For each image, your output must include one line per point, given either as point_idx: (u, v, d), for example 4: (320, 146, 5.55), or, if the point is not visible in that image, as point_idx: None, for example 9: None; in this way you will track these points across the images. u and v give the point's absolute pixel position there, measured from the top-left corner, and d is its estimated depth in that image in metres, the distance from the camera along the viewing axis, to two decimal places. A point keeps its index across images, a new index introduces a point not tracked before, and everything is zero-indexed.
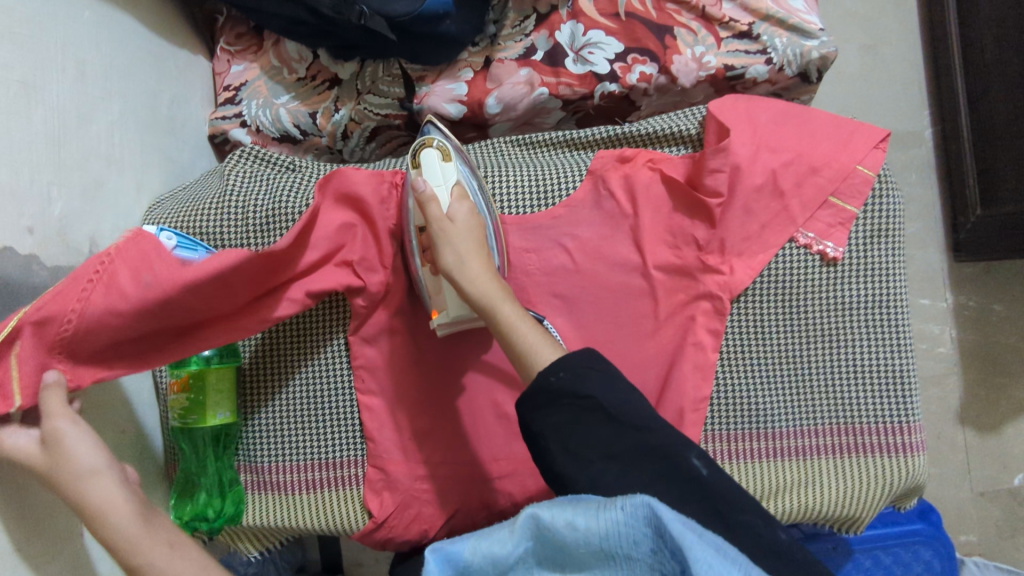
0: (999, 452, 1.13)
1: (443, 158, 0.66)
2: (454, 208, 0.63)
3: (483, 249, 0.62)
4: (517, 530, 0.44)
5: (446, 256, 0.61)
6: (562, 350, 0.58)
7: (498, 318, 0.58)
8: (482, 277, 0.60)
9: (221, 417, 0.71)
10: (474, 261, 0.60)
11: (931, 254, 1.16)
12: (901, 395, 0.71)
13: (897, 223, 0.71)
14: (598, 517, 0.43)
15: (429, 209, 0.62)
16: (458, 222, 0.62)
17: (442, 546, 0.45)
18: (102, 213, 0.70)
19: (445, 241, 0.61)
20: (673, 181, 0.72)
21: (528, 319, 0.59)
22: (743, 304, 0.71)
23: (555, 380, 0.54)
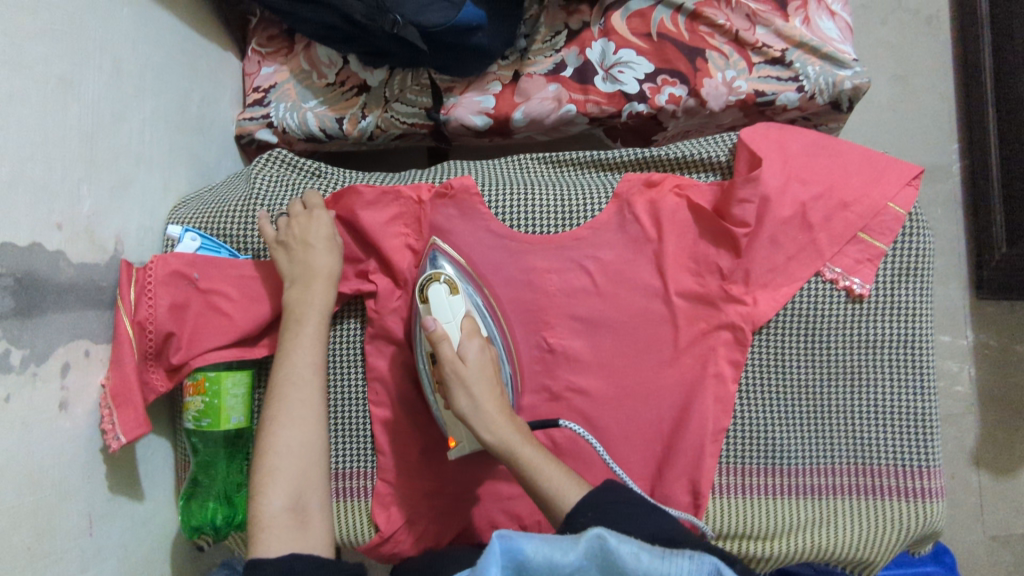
0: (1015, 496, 1.11)
1: (450, 290, 0.63)
2: (465, 347, 0.58)
3: (500, 390, 0.59)
4: (583, 545, 0.43)
5: (460, 399, 0.57)
6: (586, 488, 0.56)
7: (521, 462, 0.56)
8: (501, 422, 0.57)
9: (235, 422, 0.71)
10: (492, 402, 0.57)
11: (953, 291, 1.14)
12: (923, 439, 0.70)
13: (927, 263, 0.70)
14: (665, 559, 0.43)
15: (440, 349, 0.57)
16: (470, 363, 0.57)
17: (506, 536, 0.43)
18: (129, 210, 0.71)
19: (457, 383, 0.57)
20: (700, 209, 0.71)
21: (552, 462, 0.57)
22: (764, 337, 0.70)
23: (584, 521, 0.51)
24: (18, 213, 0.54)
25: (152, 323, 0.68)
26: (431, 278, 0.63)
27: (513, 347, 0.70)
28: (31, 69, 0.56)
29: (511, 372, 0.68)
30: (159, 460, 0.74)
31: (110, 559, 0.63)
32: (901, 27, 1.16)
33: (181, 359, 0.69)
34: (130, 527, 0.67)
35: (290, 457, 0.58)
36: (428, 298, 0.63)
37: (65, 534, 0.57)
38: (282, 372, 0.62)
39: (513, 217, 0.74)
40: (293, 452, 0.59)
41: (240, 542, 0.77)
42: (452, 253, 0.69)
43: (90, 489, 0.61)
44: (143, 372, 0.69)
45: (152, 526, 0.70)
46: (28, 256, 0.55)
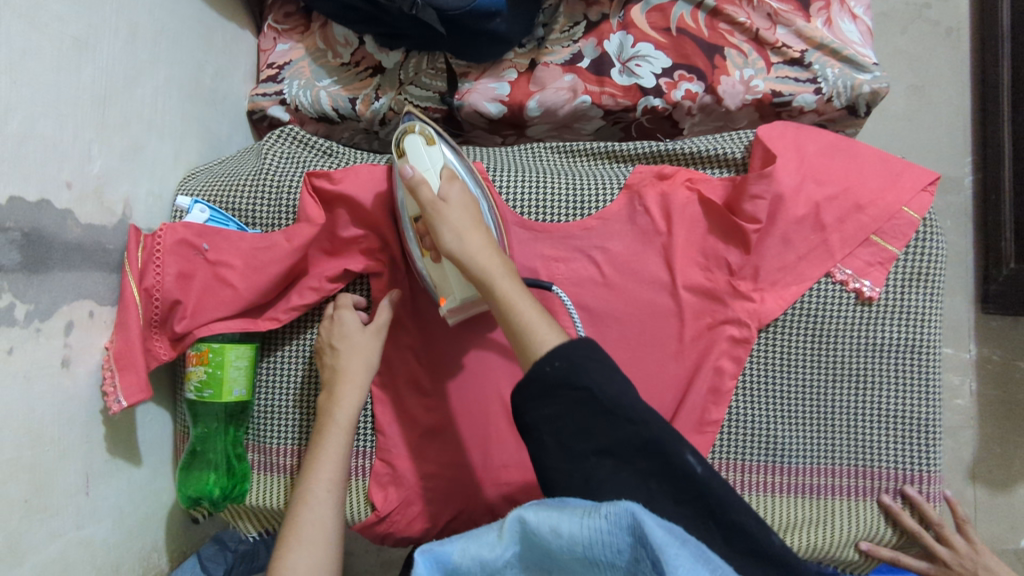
0: (1009, 511, 1.11)
1: (427, 142, 0.64)
2: (446, 190, 0.61)
3: (481, 228, 0.61)
4: (506, 534, 0.45)
5: (444, 237, 0.59)
6: (565, 335, 0.56)
7: (497, 293, 0.57)
8: (483, 252, 0.58)
9: (236, 394, 0.70)
10: (472, 236, 0.59)
11: (959, 304, 1.13)
12: (926, 445, 0.69)
13: (939, 268, 0.69)
14: (582, 522, 0.42)
15: (419, 193, 0.60)
16: (450, 203, 0.60)
17: (431, 549, 0.46)
18: (138, 177, 0.70)
19: (440, 222, 0.60)
20: (712, 204, 0.71)
21: (528, 298, 0.57)
22: (770, 335, 0.70)
23: (551, 369, 0.52)
24: (28, 168, 0.54)
25: (160, 291, 0.67)
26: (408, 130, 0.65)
27: (502, 222, 0.71)
28: (47, 26, 0.56)
29: (499, 232, 0.68)
30: (158, 430, 0.73)
31: (104, 523, 0.63)
32: (921, 36, 1.15)
33: (184, 327, 0.68)
34: (126, 493, 0.67)
35: (306, 538, 0.59)
36: (406, 151, 0.64)
37: (62, 494, 0.57)
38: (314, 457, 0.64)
39: (524, 203, 0.73)
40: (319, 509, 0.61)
41: (235, 515, 0.77)
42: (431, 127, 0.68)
43: (88, 450, 0.61)
44: (147, 339, 0.68)
45: (147, 494, 0.70)
46: (37, 213, 0.55)
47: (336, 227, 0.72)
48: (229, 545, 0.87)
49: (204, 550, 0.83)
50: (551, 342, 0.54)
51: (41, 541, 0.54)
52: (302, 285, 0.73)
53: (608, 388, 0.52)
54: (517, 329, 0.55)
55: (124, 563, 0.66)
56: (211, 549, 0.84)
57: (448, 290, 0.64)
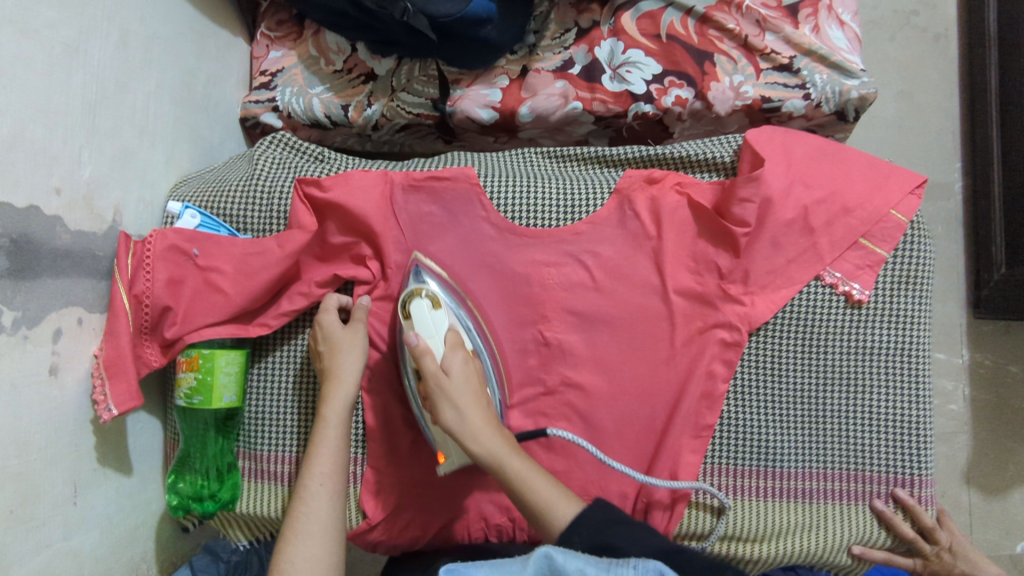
0: (1003, 516, 1.11)
1: (432, 304, 0.63)
2: (450, 359, 0.59)
3: (486, 403, 0.60)
4: (530, 565, 0.44)
5: (444, 413, 0.58)
6: (579, 506, 0.56)
7: (508, 474, 0.56)
8: (484, 431, 0.57)
9: (227, 401, 0.70)
10: (474, 407, 0.58)
11: (951, 309, 1.14)
12: (916, 447, 0.69)
13: (927, 271, 0.70)
14: (608, 573, 0.43)
15: (424, 363, 0.59)
16: (453, 374, 0.59)
17: (456, 568, 0.46)
18: (129, 182, 0.70)
19: (441, 394, 0.58)
20: (701, 208, 0.71)
21: (541, 475, 0.57)
22: (759, 338, 0.70)
23: (576, 538, 0.52)
24: (17, 174, 0.54)
25: (149, 297, 0.67)
26: (413, 292, 0.64)
27: (501, 364, 0.70)
28: (37, 32, 0.56)
29: (499, 386, 0.67)
30: (148, 437, 0.73)
31: (92, 532, 0.62)
32: (909, 44, 1.16)
33: (174, 334, 0.68)
34: (115, 502, 0.66)
35: (306, 531, 0.57)
36: (410, 314, 0.63)
37: (49, 503, 0.56)
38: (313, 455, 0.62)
39: (514, 209, 0.73)
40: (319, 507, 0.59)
41: (225, 523, 0.77)
42: (434, 267, 0.69)
43: (76, 459, 0.60)
44: (137, 346, 0.68)
45: (136, 503, 0.70)
46: (25, 219, 0.54)
47: (327, 233, 0.73)
48: (222, 556, 0.83)
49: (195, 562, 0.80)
50: (568, 514, 0.55)
51: (28, 551, 0.54)
52: (292, 290, 0.73)
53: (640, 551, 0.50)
54: (532, 505, 0.55)
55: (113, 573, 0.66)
56: (202, 560, 0.81)
57: (452, 452, 0.64)
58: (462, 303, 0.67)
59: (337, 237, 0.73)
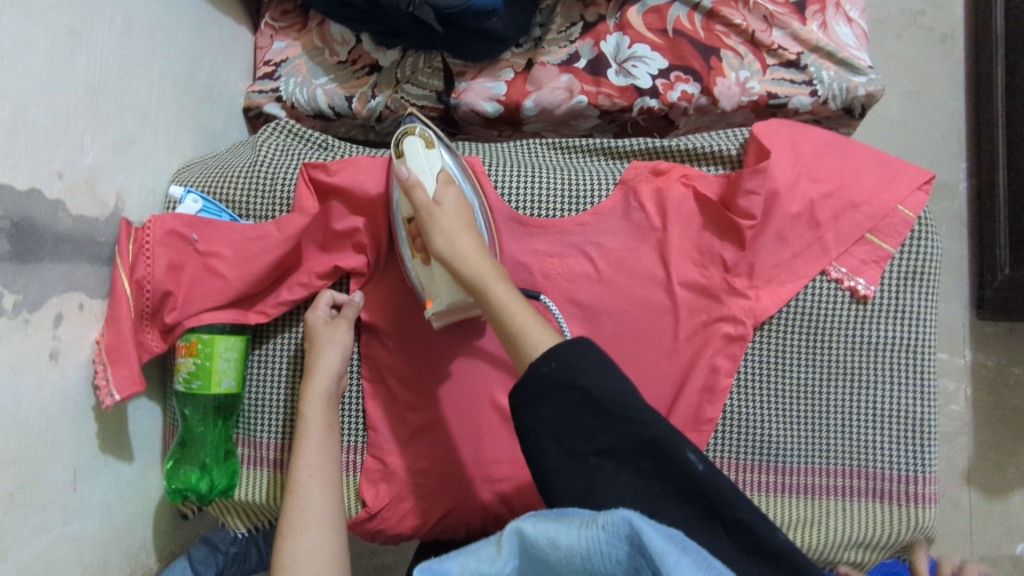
0: (1004, 517, 1.11)
1: (425, 145, 0.65)
2: (440, 194, 0.62)
3: (477, 235, 0.61)
4: (505, 549, 0.43)
5: (435, 239, 0.60)
6: (558, 336, 0.55)
7: (491, 300, 0.56)
8: (474, 254, 0.58)
9: (225, 386, 0.69)
10: (461, 232, 0.60)
11: (954, 309, 1.13)
12: (920, 444, 0.69)
13: (934, 267, 0.69)
14: (579, 533, 0.40)
15: (414, 194, 0.61)
16: (444, 207, 0.61)
17: (429, 566, 0.43)
18: (132, 168, 0.70)
19: (433, 226, 0.60)
20: (707, 200, 0.71)
21: (522, 301, 0.57)
22: (764, 332, 0.70)
23: (546, 370, 0.51)
24: (19, 155, 0.53)
25: (150, 282, 0.66)
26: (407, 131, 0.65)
27: (495, 227, 0.71)
28: (41, 14, 0.56)
29: (489, 234, 0.68)
30: (148, 425, 0.73)
31: (91, 518, 0.62)
32: (915, 42, 1.15)
33: (174, 318, 0.67)
34: (115, 489, 0.66)
35: (301, 525, 0.59)
36: (404, 153, 0.65)
37: (49, 488, 0.56)
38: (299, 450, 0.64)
39: (520, 199, 0.73)
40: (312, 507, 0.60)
41: (224, 511, 0.76)
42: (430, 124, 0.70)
43: (76, 444, 0.60)
44: (138, 331, 0.67)
45: (136, 490, 0.69)
46: (26, 202, 0.54)
47: (331, 219, 0.72)
48: (221, 547, 0.83)
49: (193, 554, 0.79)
50: (545, 342, 0.53)
51: (26, 536, 0.53)
52: (294, 279, 0.72)
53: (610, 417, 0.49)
54: (511, 331, 0.55)
55: (113, 561, 0.65)
56: (200, 552, 0.80)
57: (435, 295, 0.64)
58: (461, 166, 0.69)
59: (341, 224, 0.72)
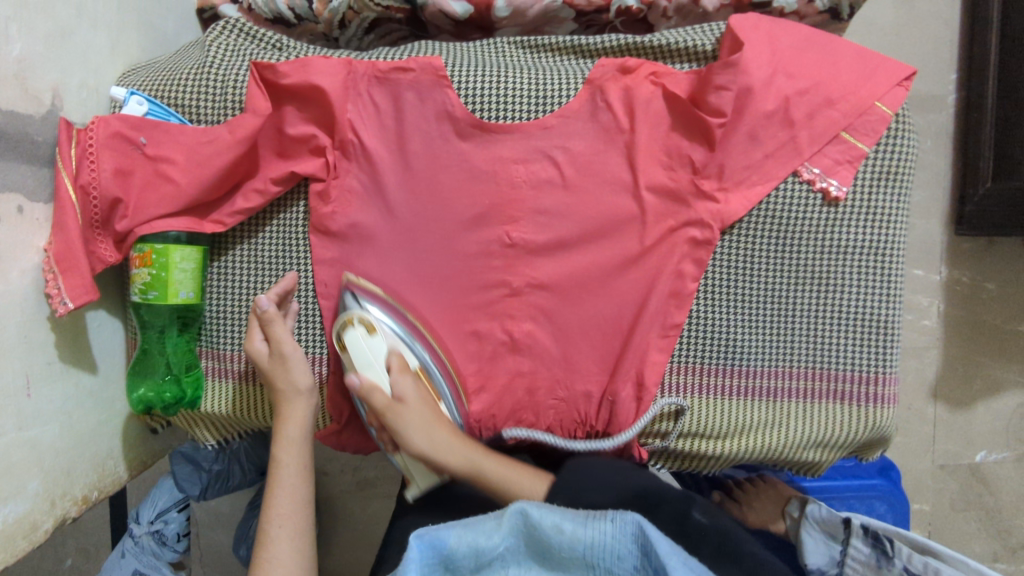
0: (966, 427, 1.14)
1: (367, 332, 0.66)
2: (398, 386, 0.64)
3: (441, 418, 0.65)
4: (504, 524, 0.45)
5: (410, 438, 0.62)
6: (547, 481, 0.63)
7: (483, 476, 0.62)
8: (454, 446, 0.63)
9: (184, 297, 0.67)
10: (430, 435, 0.63)
11: (932, 226, 1.12)
12: (883, 345, 0.69)
13: (907, 166, 0.68)
14: (586, 526, 0.45)
15: (375, 399, 0.63)
16: (407, 401, 0.63)
17: (426, 533, 0.45)
18: (68, 65, 0.65)
19: (400, 425, 0.63)
20: (676, 99, 0.68)
21: (508, 465, 0.63)
22: (732, 235, 0.68)
23: None
24: None
25: (97, 188, 0.63)
26: (345, 323, 0.66)
27: (459, 379, 0.72)
28: None
29: (457, 400, 0.70)
30: (110, 337, 0.71)
31: (49, 424, 0.61)
32: None
33: (126, 227, 0.65)
34: (75, 397, 0.65)
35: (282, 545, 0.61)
36: (347, 346, 0.67)
37: None
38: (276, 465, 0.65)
39: (483, 102, 0.70)
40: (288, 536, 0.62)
41: (190, 423, 0.75)
42: (371, 288, 0.69)
43: (26, 350, 0.59)
44: (89, 241, 0.65)
45: (99, 402, 0.69)
46: None
47: (284, 123, 0.69)
48: (204, 465, 0.94)
49: (176, 470, 0.94)
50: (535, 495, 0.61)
51: None
52: (248, 187, 0.69)
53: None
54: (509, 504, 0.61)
55: (78, 468, 0.66)
56: (183, 469, 0.94)
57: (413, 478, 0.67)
58: (405, 319, 0.70)
59: (295, 128, 0.69)
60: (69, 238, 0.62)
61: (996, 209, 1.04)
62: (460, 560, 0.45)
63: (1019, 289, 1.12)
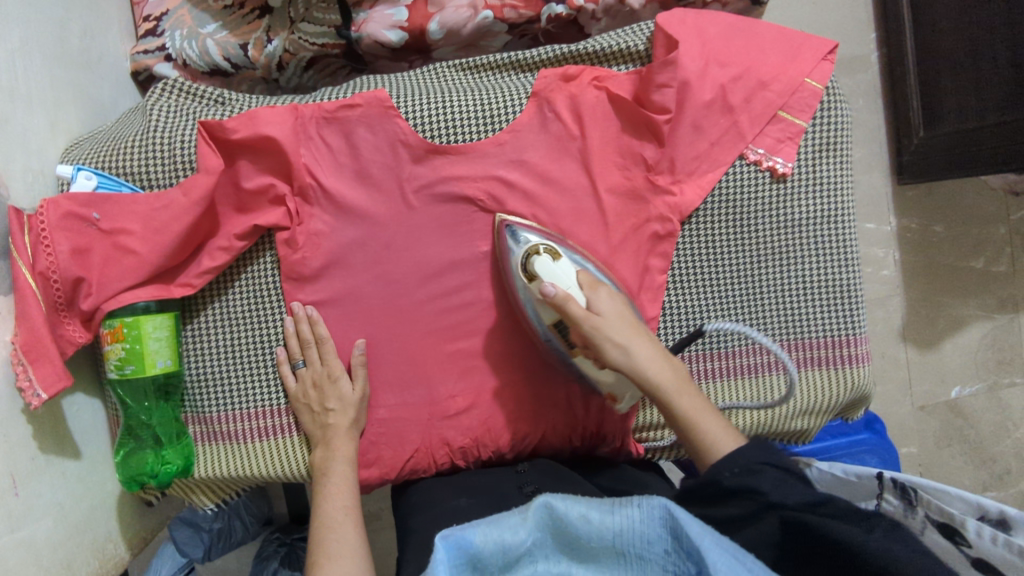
0: (938, 366, 1.19)
1: (553, 257, 0.62)
2: (596, 301, 0.59)
3: (643, 332, 0.58)
4: (530, 518, 0.45)
5: (610, 351, 0.57)
6: (740, 438, 0.54)
7: (674, 409, 0.54)
8: (656, 362, 0.56)
9: (161, 366, 0.66)
10: (640, 350, 0.56)
11: (876, 180, 1.17)
12: (849, 308, 0.72)
13: (844, 135, 0.71)
14: (614, 513, 0.45)
15: (570, 308, 0.58)
16: (606, 314, 0.58)
17: (451, 533, 0.44)
18: (10, 153, 0.64)
19: (601, 337, 0.57)
20: (620, 99, 0.70)
21: (704, 403, 0.55)
22: (691, 225, 0.71)
23: (729, 477, 0.47)
24: None
25: (56, 271, 0.62)
26: (532, 251, 0.63)
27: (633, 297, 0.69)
28: None
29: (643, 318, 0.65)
30: (91, 419, 0.70)
31: (42, 521, 0.60)
32: None
33: (91, 304, 0.64)
34: (65, 487, 0.64)
35: (336, 552, 0.58)
36: (535, 272, 0.62)
37: None
38: (320, 507, 0.62)
39: (433, 128, 0.71)
40: (343, 548, 0.58)
41: (186, 490, 0.74)
42: (527, 223, 0.69)
43: (8, 451, 0.58)
44: (56, 324, 0.64)
45: (90, 487, 0.68)
46: None
47: (240, 178, 0.69)
48: (203, 526, 0.93)
49: (176, 535, 0.91)
50: (725, 444, 0.53)
51: None
52: (211, 246, 0.69)
53: (790, 496, 0.45)
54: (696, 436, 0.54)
55: (78, 558, 0.65)
56: (183, 533, 0.91)
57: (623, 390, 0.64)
58: (577, 254, 0.67)
59: (250, 182, 0.69)
60: (37, 326, 0.61)
61: (934, 157, 1.09)
62: (487, 557, 0.44)
63: (965, 227, 1.17)
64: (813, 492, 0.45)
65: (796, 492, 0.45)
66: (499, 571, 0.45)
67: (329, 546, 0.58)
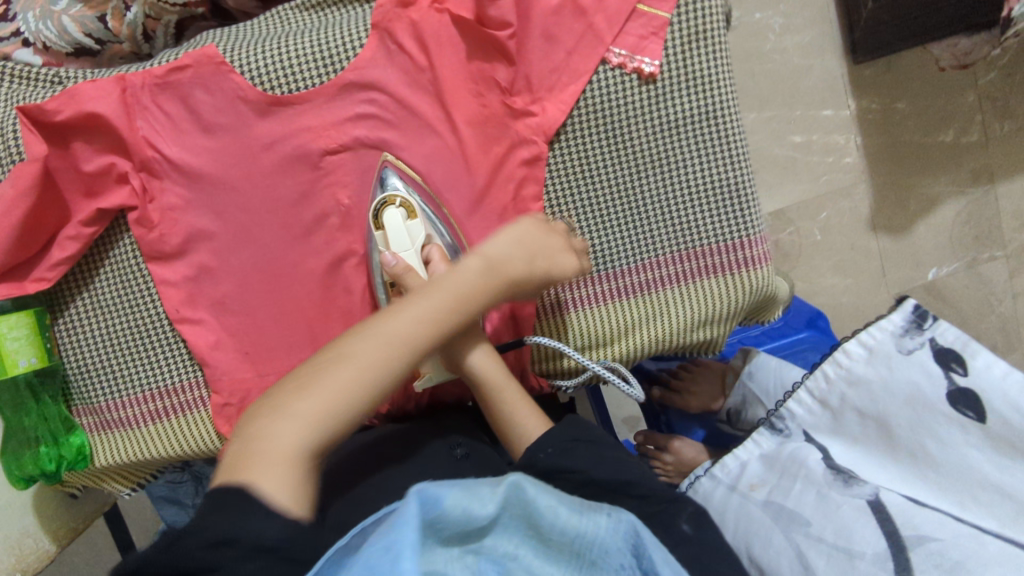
0: (911, 250, 1.12)
1: (407, 214, 0.62)
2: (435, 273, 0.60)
3: None
4: (500, 493, 0.39)
5: None
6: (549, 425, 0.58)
7: (498, 399, 0.58)
8: (480, 353, 0.58)
9: (24, 365, 0.65)
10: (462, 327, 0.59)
11: (830, 63, 1.08)
12: (739, 206, 0.67)
13: (714, 21, 0.64)
14: (581, 515, 0.40)
15: (408, 280, 0.58)
16: None
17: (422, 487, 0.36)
18: None
19: None
20: (463, 21, 0.64)
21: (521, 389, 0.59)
22: (560, 144, 0.66)
23: (544, 456, 0.50)
24: None
25: None
26: (386, 202, 0.62)
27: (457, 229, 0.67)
28: None
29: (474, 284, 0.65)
30: None
31: None
32: None
33: None
34: None
35: (267, 455, 0.43)
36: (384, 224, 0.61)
37: None
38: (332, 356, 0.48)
39: (272, 79, 0.65)
40: (277, 441, 0.44)
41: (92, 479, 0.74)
42: (408, 170, 0.66)
43: None
44: None
45: None
46: None
47: (78, 161, 0.65)
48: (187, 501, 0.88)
49: (164, 513, 0.89)
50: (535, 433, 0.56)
51: None
52: (61, 236, 0.66)
53: (603, 471, 0.49)
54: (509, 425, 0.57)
55: None
56: (167, 510, 0.89)
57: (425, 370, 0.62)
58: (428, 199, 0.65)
59: (89, 164, 0.66)
60: None
61: (886, 29, 0.99)
62: (447, 524, 0.37)
63: (931, 100, 1.09)
64: (626, 471, 0.50)
65: (606, 466, 0.50)
66: (449, 541, 0.37)
67: (275, 437, 0.44)
